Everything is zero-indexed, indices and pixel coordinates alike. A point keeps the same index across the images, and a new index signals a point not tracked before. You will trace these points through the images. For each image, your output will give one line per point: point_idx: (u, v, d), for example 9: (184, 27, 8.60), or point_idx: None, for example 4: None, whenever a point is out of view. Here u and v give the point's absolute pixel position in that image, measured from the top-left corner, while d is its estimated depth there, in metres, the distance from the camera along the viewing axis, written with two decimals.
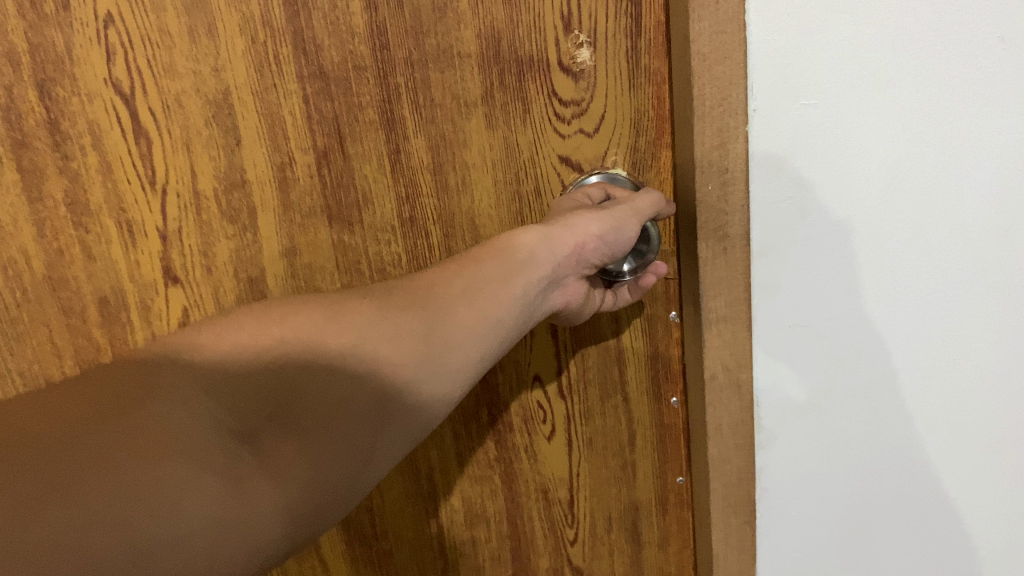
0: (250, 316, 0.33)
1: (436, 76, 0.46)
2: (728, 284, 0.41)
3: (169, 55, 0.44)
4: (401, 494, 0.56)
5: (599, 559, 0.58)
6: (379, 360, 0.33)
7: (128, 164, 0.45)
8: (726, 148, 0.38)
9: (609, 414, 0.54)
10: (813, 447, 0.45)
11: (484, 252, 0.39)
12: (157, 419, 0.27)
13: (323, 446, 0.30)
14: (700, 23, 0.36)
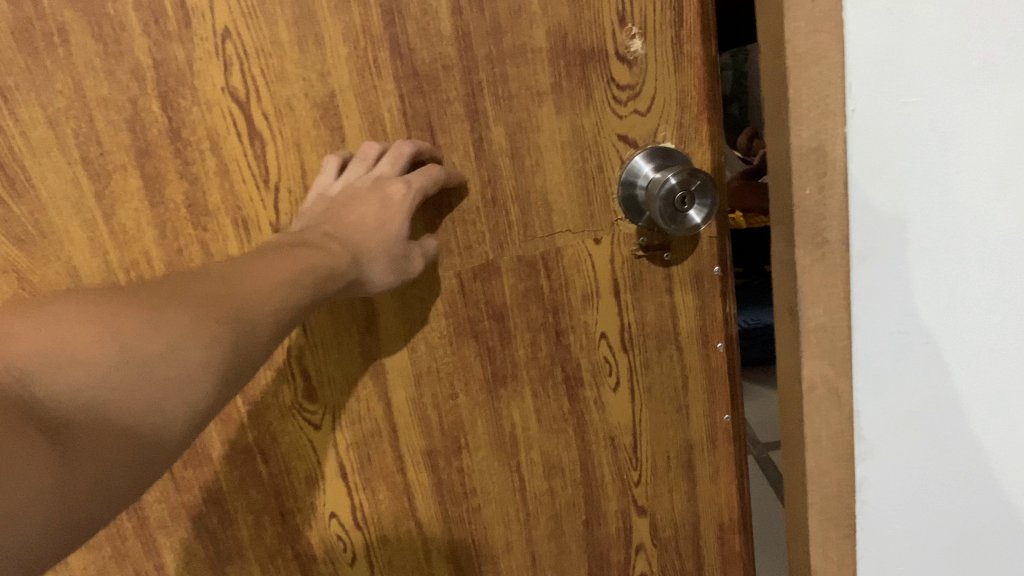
0: (116, 310, 0.32)
1: (512, 71, 0.52)
2: (826, 297, 0.45)
3: (280, 64, 0.48)
4: (487, 453, 0.60)
5: (660, 496, 0.65)
6: (76, 382, 0.29)
7: (244, 164, 0.50)
8: (824, 147, 0.41)
9: (665, 361, 0.61)
10: (908, 456, 0.51)
11: (182, 282, 0.37)
12: (26, 405, 0.27)
13: (108, 439, 0.29)
14: (796, 23, 0.40)
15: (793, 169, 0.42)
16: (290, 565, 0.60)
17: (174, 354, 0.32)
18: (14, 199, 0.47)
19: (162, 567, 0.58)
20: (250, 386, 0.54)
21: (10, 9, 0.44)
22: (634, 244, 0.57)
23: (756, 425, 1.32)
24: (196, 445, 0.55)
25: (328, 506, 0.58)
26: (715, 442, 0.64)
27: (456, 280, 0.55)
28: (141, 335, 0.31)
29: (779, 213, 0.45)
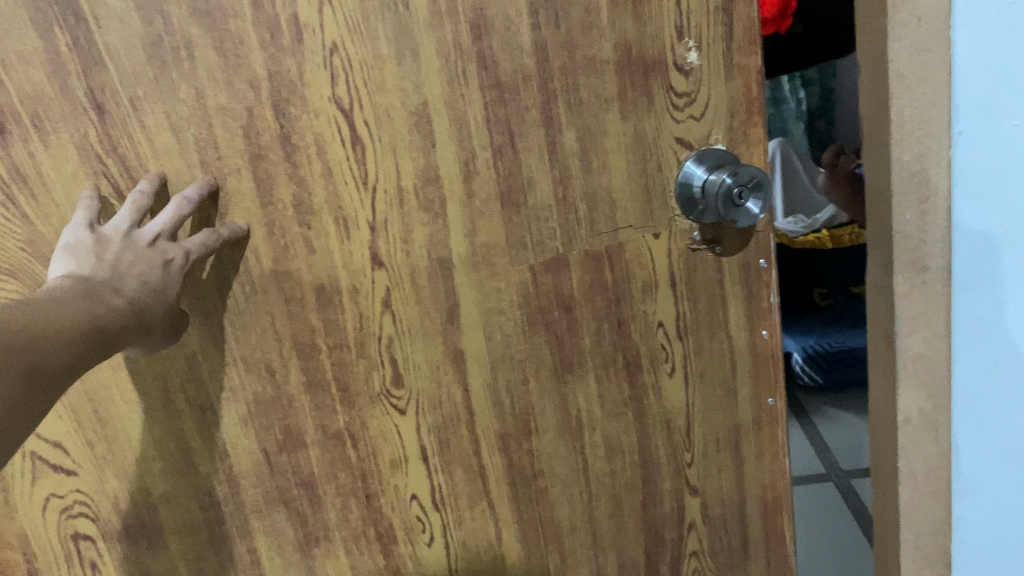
0: None
1: (584, 80, 0.57)
2: (926, 319, 0.57)
3: (381, 76, 0.53)
4: (555, 436, 0.64)
5: (710, 477, 0.69)
6: None
7: (211, 184, 0.52)
8: (924, 170, 0.52)
9: (716, 348, 0.66)
10: (1002, 466, 0.62)
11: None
12: None
13: None
14: (901, 44, 0.51)
15: (895, 192, 0.54)
16: (373, 547, 0.63)
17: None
18: None
19: (254, 550, 0.61)
20: (344, 373, 0.58)
21: (142, 26, 0.49)
22: (689, 237, 0.62)
23: (839, 454, 1.29)
24: (291, 430, 0.59)
25: (409, 488, 0.62)
26: (760, 425, 0.69)
27: (529, 273, 0.60)
28: None
29: (882, 242, 0.57)
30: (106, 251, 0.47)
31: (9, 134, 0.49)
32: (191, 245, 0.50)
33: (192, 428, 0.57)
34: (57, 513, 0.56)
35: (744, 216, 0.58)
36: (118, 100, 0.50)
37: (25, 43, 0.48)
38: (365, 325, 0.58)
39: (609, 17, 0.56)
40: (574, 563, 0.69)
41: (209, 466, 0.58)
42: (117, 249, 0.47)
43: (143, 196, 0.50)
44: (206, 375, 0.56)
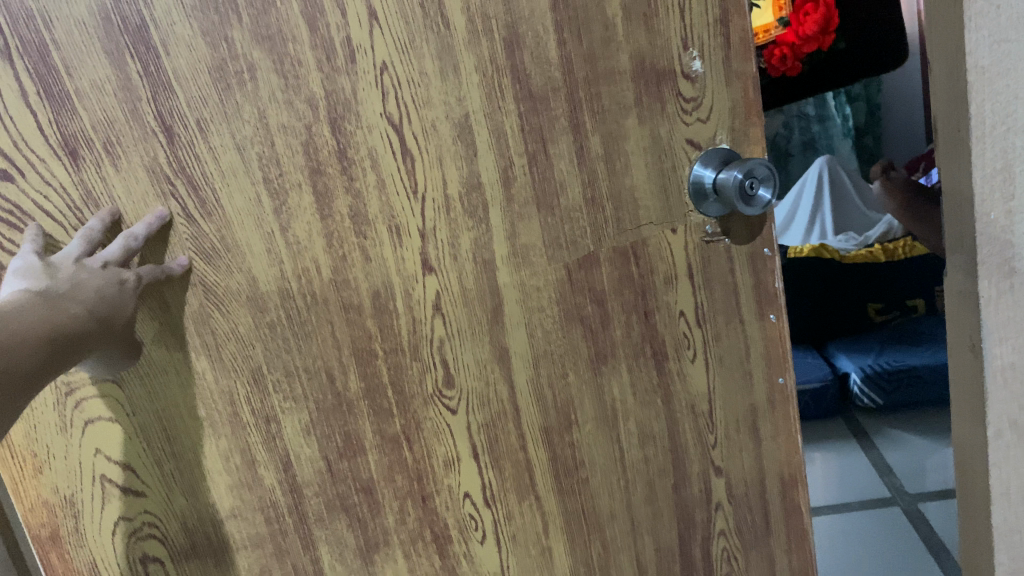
0: None
1: (605, 90, 0.62)
2: (1016, 325, 0.57)
3: (426, 92, 0.57)
4: (593, 427, 0.68)
5: (732, 457, 0.74)
6: None
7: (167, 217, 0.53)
8: (1007, 164, 0.54)
9: (732, 333, 0.71)
10: None
11: None
12: None
13: None
14: (981, 31, 0.53)
15: (977, 193, 0.55)
16: (430, 548, 0.65)
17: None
18: (206, 218, 0.54)
19: (318, 560, 0.62)
20: (399, 376, 0.61)
21: (207, 51, 0.52)
22: (702, 231, 0.67)
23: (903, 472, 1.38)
24: (352, 436, 0.60)
25: (462, 486, 0.65)
26: (773, 405, 0.74)
27: (564, 271, 0.64)
28: None
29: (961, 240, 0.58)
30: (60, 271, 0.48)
31: (82, 159, 0.51)
32: (142, 275, 0.52)
33: (257, 440, 0.58)
34: (126, 536, 0.57)
35: (752, 205, 0.63)
36: (185, 123, 0.52)
37: (98, 72, 0.50)
38: (418, 329, 0.61)
39: (625, 31, 0.62)
40: (615, 551, 0.72)
41: (274, 477, 0.59)
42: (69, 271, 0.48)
43: (93, 231, 0.51)
44: (270, 387, 0.57)
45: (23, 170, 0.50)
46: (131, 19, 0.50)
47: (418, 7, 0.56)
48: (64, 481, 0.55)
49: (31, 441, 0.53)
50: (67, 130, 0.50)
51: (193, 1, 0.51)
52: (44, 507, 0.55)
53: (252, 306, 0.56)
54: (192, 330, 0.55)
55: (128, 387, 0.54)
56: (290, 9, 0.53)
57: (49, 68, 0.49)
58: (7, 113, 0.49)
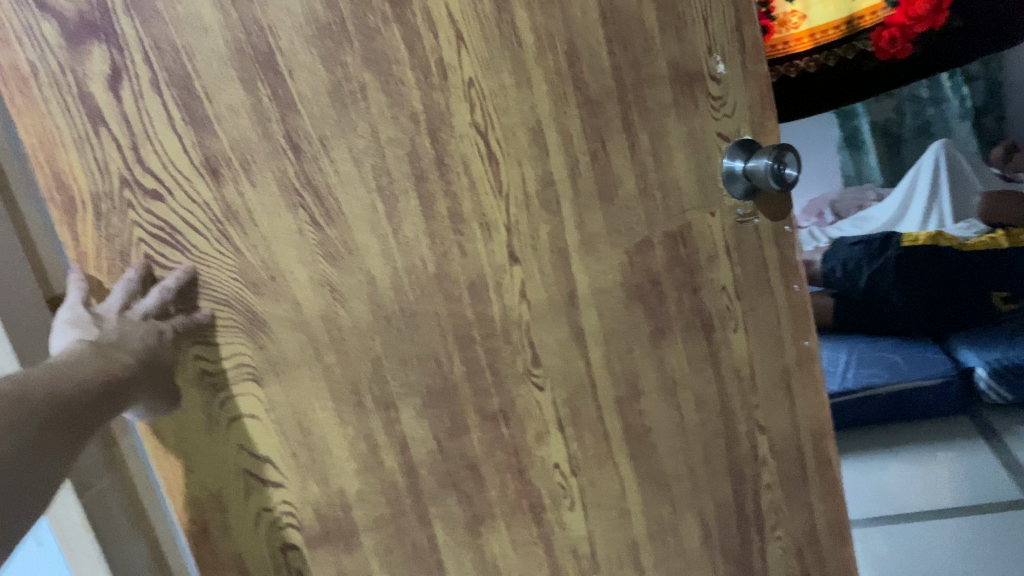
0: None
1: (649, 93, 0.71)
2: None
3: (505, 102, 0.65)
4: (657, 395, 0.76)
5: (772, 415, 0.83)
6: None
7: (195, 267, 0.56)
8: None
9: (766, 301, 0.80)
10: None
11: (30, 381, 0.43)
12: None
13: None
14: None
15: None
16: (528, 517, 0.71)
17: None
18: (330, 223, 0.60)
19: (433, 536, 0.67)
20: (495, 358, 0.67)
21: (326, 75, 0.58)
22: (735, 213, 0.77)
23: None
24: (457, 417, 0.67)
25: (552, 457, 0.71)
26: (802, 365, 0.83)
27: (626, 255, 0.72)
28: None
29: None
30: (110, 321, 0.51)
31: (223, 176, 0.56)
32: (176, 323, 0.55)
33: (378, 425, 0.63)
34: (268, 526, 0.61)
35: (784, 183, 0.72)
36: (310, 139, 0.58)
37: (233, 97, 0.56)
38: (508, 314, 0.67)
39: (661, 42, 0.71)
40: (682, 510, 0.79)
41: (394, 459, 0.64)
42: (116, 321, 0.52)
43: (132, 282, 0.54)
44: (389, 375, 0.63)
45: (171, 189, 0.55)
46: (261, 49, 0.56)
47: (494, 29, 0.64)
48: (211, 478, 0.59)
49: (181, 442, 0.58)
50: (209, 151, 0.56)
51: (312, 31, 0.57)
52: (195, 503, 0.59)
53: (371, 301, 0.62)
54: (319, 326, 0.60)
55: (267, 384, 0.59)
56: (393, 35, 0.60)
57: (192, 95, 0.55)
58: (155, 138, 0.54)
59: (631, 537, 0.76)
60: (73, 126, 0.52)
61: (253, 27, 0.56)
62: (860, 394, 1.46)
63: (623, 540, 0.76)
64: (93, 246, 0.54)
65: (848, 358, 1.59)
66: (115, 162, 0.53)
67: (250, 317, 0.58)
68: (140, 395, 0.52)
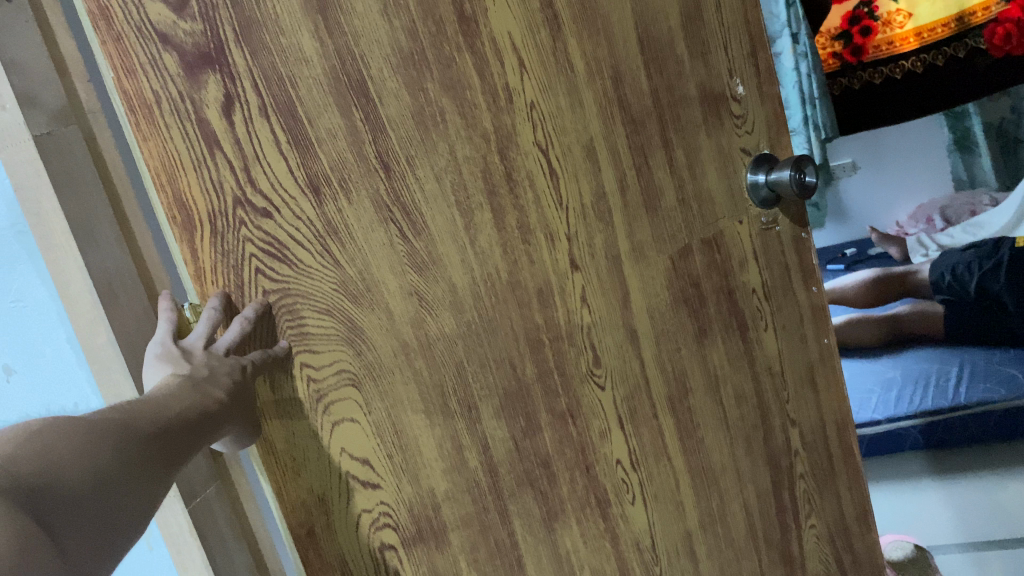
0: (88, 419, 0.44)
1: (682, 112, 0.78)
2: None
3: (562, 122, 0.71)
4: (703, 392, 0.81)
5: (801, 409, 0.89)
6: (81, 460, 0.41)
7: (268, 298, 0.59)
8: None
9: (789, 302, 0.87)
10: None
11: (137, 403, 0.48)
12: (60, 473, 0.39)
13: (102, 506, 0.41)
14: None
15: None
16: (595, 512, 0.75)
17: (79, 452, 0.41)
18: (417, 236, 0.64)
19: (512, 533, 0.70)
20: (561, 360, 0.72)
21: (410, 100, 0.63)
22: (760, 221, 0.84)
23: None
24: (531, 417, 0.71)
25: (614, 453, 0.76)
26: (823, 361, 0.91)
27: (670, 261, 0.78)
28: (105, 446, 0.43)
29: None
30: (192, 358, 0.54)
31: (324, 194, 0.61)
32: (253, 355, 0.57)
33: (462, 426, 0.67)
34: (368, 527, 0.64)
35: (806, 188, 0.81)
36: (398, 159, 0.63)
37: (332, 122, 0.61)
38: (572, 318, 0.72)
39: (690, 67, 0.78)
40: (729, 501, 0.84)
41: (477, 459, 0.68)
42: (198, 357, 0.54)
43: (214, 313, 0.56)
44: (471, 378, 0.67)
45: (279, 208, 0.59)
46: (355, 77, 0.61)
47: (551, 56, 0.70)
48: (317, 481, 0.62)
49: (290, 447, 0.60)
50: (312, 171, 0.60)
51: (399, 61, 0.63)
52: (302, 506, 0.61)
53: (454, 308, 0.66)
54: (409, 333, 0.64)
55: (365, 389, 0.63)
56: (466, 63, 0.66)
57: (296, 120, 0.59)
58: (265, 160, 0.58)
59: (686, 529, 0.81)
60: (191, 150, 0.56)
61: (348, 57, 0.61)
62: (965, 410, 1.55)
63: (679, 531, 0.80)
64: (209, 263, 0.57)
65: (960, 370, 1.69)
66: (229, 182, 0.57)
67: (350, 326, 0.62)
68: (227, 426, 0.54)
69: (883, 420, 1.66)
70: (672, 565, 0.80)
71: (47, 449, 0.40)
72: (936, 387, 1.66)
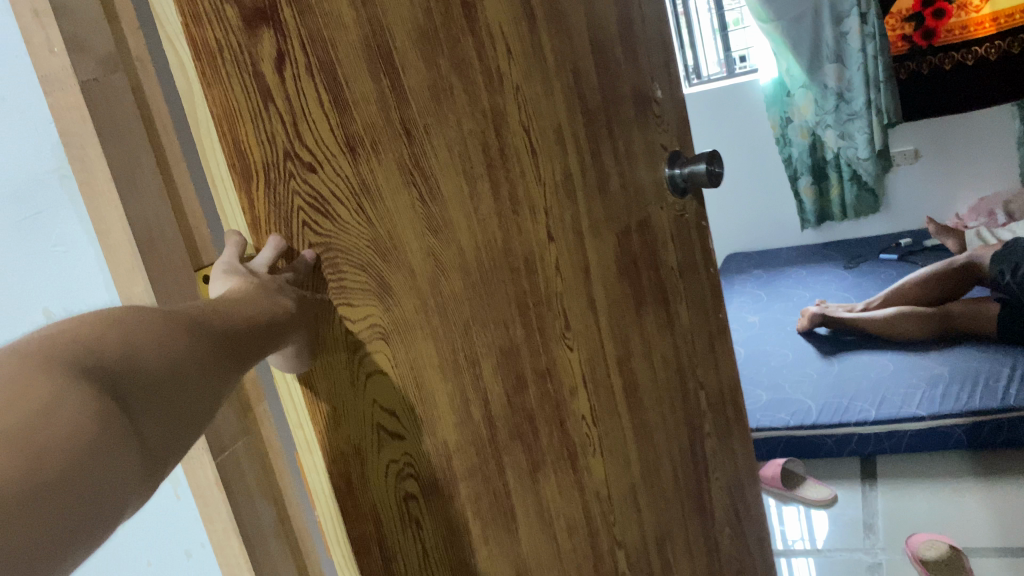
0: (163, 313, 0.46)
1: (621, 109, 0.90)
2: None
3: (538, 107, 0.79)
4: (642, 355, 0.92)
5: (706, 373, 1.03)
6: (158, 347, 0.43)
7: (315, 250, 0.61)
8: None
9: (695, 280, 1.01)
10: None
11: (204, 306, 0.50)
12: (138, 360, 0.41)
13: (176, 396, 0.43)
14: None
15: None
16: (568, 463, 0.82)
17: (156, 341, 0.43)
18: (432, 201, 0.69)
19: (507, 483, 0.75)
20: (542, 321, 0.79)
21: (426, 73, 0.68)
22: (674, 209, 0.98)
23: None
24: (520, 374, 0.77)
25: (580, 409, 0.83)
26: (719, 332, 1.06)
27: (616, 237, 0.88)
28: (179, 337, 0.45)
29: None
30: (255, 276, 0.56)
31: (359, 154, 0.63)
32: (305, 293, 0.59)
33: (469, 381, 0.72)
34: (394, 477, 0.66)
35: (715, 177, 0.96)
36: (417, 126, 0.68)
37: (365, 87, 0.64)
38: (550, 284, 0.80)
39: (624, 71, 0.91)
40: (660, 454, 0.94)
41: (480, 411, 0.73)
42: (261, 277, 0.57)
43: (279, 243, 0.59)
44: (475, 335, 0.72)
45: (322, 163, 0.61)
46: (384, 47, 0.65)
47: (530, 48, 0.78)
48: (353, 432, 0.63)
49: (331, 397, 0.62)
50: (349, 131, 0.63)
51: (418, 37, 0.68)
52: (340, 457, 0.62)
53: (462, 269, 0.71)
54: (426, 290, 0.68)
55: (393, 342, 0.66)
56: (468, 46, 0.72)
57: (336, 81, 0.62)
58: (310, 116, 0.60)
59: (632, 480, 0.90)
60: (249, 98, 0.57)
61: (378, 26, 0.65)
62: (1005, 414, 1.92)
63: (627, 484, 0.89)
64: (263, 211, 0.58)
65: (1008, 370, 2.06)
66: (281, 136, 0.59)
67: (381, 281, 0.65)
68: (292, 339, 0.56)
69: (927, 417, 2.01)
70: (623, 516, 0.89)
71: (130, 333, 0.42)
72: (986, 388, 2.02)
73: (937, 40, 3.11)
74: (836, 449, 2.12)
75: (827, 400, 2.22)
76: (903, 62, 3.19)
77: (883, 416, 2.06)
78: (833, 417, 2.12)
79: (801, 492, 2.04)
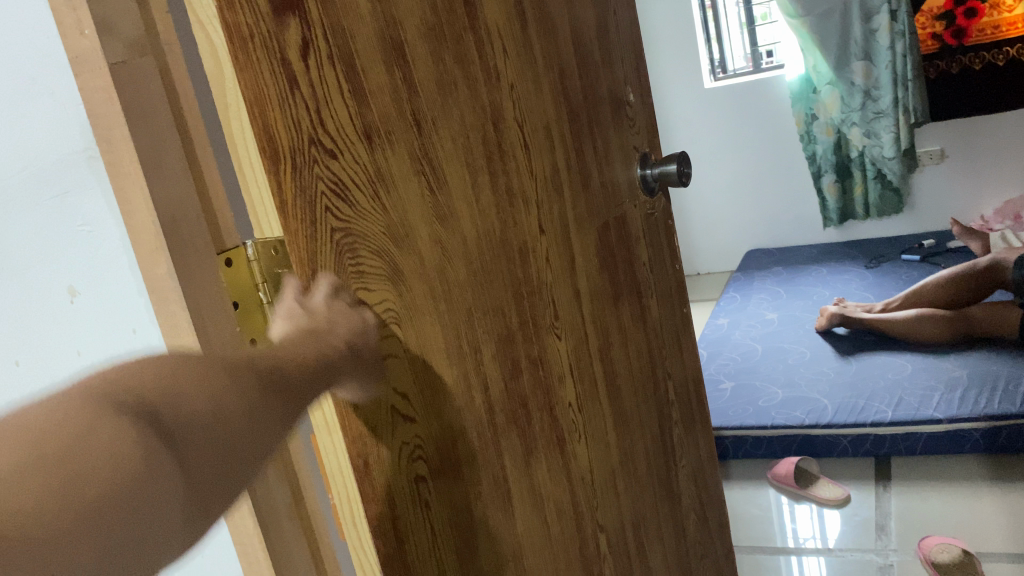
0: (208, 361, 0.48)
1: (599, 110, 0.94)
2: None
3: (530, 104, 0.82)
4: (621, 346, 0.96)
5: (673, 364, 1.08)
6: (211, 399, 0.45)
7: (337, 235, 0.62)
8: None
9: (663, 274, 1.06)
10: None
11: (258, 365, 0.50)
12: (191, 413, 0.44)
13: (220, 450, 0.45)
14: None
15: None
16: (557, 449, 0.85)
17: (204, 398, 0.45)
18: (439, 190, 0.71)
19: (505, 466, 0.78)
20: (534, 311, 0.82)
21: (432, 67, 0.71)
22: (645, 207, 1.03)
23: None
24: (515, 361, 0.79)
25: (567, 397, 0.87)
26: (682, 325, 1.11)
27: (597, 232, 0.92)
28: (223, 389, 0.47)
29: None
30: (314, 316, 0.59)
31: (375, 142, 0.65)
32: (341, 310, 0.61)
33: (471, 366, 0.74)
34: (405, 458, 0.67)
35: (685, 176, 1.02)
36: (424, 117, 0.70)
37: (379, 77, 0.65)
38: (540, 275, 0.83)
39: (602, 74, 0.95)
40: (636, 441, 0.98)
41: (481, 396, 0.75)
42: (321, 314, 0.59)
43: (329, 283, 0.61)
44: (477, 322, 0.75)
45: (342, 150, 0.62)
46: (395, 40, 0.67)
47: (522, 48, 0.81)
48: (370, 414, 0.64)
49: (351, 379, 0.63)
50: (367, 119, 0.64)
51: (426, 31, 0.70)
52: (359, 439, 0.63)
53: (464, 257, 0.74)
54: (433, 276, 0.70)
55: (405, 326, 0.67)
56: (468, 43, 0.75)
57: (354, 71, 0.63)
58: (331, 103, 0.62)
59: (612, 465, 0.94)
60: (278, 84, 0.58)
61: (391, 18, 0.67)
62: None
63: (608, 469, 0.93)
64: (290, 196, 0.59)
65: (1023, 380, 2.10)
66: (306, 122, 0.60)
67: (394, 267, 0.67)
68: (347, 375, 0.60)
69: (944, 421, 2.04)
70: (605, 500, 0.92)
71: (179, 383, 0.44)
72: (1005, 392, 2.06)
73: (962, 45, 3.36)
74: (851, 449, 2.17)
75: (842, 400, 2.27)
76: (925, 67, 3.44)
77: (900, 417, 2.10)
78: (851, 415, 2.18)
79: (814, 491, 2.07)
